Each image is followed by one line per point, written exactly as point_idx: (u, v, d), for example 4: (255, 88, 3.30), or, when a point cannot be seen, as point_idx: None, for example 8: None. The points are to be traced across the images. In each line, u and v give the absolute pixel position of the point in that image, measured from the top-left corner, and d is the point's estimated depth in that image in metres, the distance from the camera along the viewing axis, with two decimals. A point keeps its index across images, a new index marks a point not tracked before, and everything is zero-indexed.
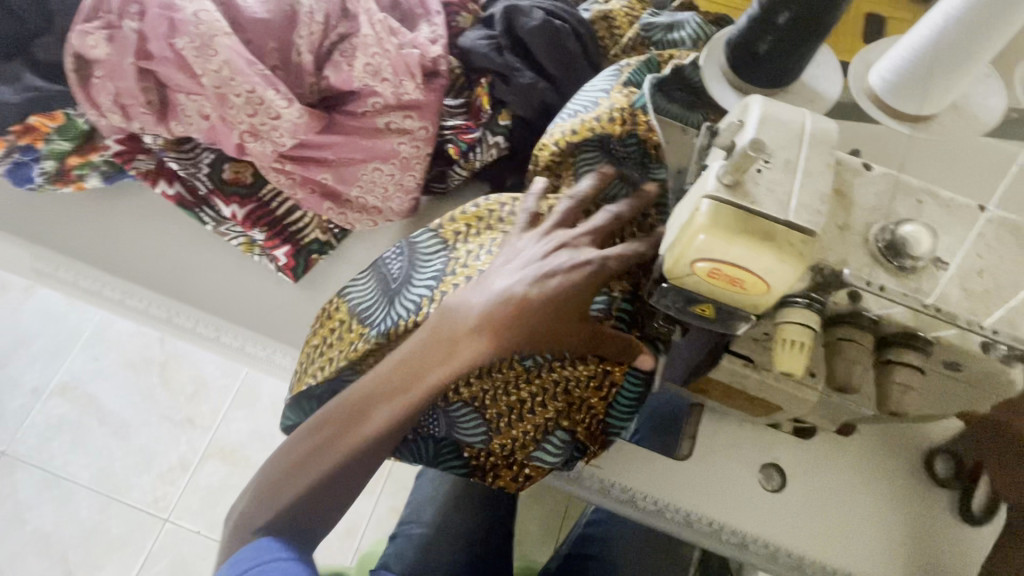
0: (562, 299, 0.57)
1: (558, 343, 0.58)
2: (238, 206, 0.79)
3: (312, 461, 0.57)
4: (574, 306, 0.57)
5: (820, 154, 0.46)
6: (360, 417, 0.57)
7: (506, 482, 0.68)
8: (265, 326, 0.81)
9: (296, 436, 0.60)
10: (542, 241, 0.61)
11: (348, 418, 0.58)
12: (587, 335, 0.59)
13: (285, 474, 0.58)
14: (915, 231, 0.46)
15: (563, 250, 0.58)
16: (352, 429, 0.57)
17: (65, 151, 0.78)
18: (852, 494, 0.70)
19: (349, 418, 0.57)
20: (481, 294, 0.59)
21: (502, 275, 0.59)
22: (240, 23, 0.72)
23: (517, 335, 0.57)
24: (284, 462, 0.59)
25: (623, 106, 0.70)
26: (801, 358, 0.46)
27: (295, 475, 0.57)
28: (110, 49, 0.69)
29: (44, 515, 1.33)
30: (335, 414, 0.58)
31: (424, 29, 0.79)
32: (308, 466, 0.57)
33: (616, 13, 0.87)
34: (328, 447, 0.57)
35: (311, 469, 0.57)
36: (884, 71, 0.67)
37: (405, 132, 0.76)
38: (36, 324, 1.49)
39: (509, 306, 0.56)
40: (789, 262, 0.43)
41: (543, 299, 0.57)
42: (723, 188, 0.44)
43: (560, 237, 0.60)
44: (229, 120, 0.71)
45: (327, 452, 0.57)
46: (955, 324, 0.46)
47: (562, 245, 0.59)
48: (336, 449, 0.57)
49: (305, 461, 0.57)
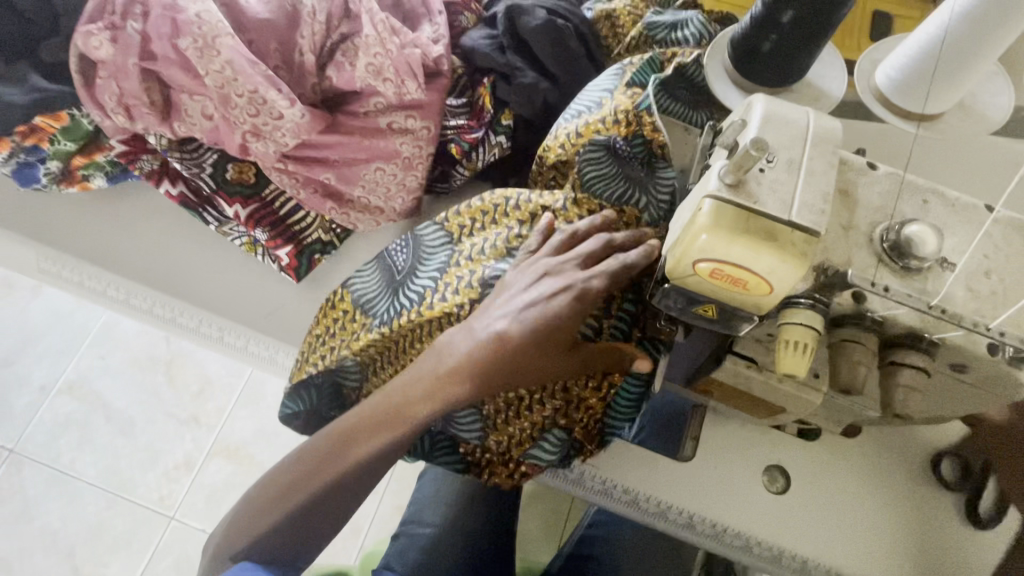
0: (549, 329, 0.54)
1: (547, 371, 0.57)
2: (240, 207, 0.79)
3: (293, 493, 0.57)
4: (565, 333, 0.55)
5: (824, 153, 0.46)
6: (341, 458, 0.56)
7: (502, 478, 0.69)
8: (268, 325, 0.81)
9: (285, 462, 0.60)
10: (529, 269, 0.58)
11: (329, 455, 0.57)
12: (574, 363, 0.58)
13: (269, 501, 0.58)
14: (919, 231, 0.46)
15: (546, 278, 0.56)
16: (332, 468, 0.56)
17: (70, 151, 0.79)
18: (855, 498, 0.70)
19: (330, 456, 0.57)
20: (467, 335, 0.56)
21: (489, 316, 0.56)
22: (243, 24, 0.72)
23: (502, 372, 0.55)
24: (271, 487, 0.59)
25: (628, 108, 0.68)
26: (804, 360, 0.46)
27: (281, 502, 0.57)
28: (113, 50, 0.69)
29: (51, 513, 1.34)
30: (317, 446, 0.58)
31: (427, 29, 0.79)
32: (290, 497, 0.57)
33: (620, 12, 0.86)
34: (309, 481, 0.57)
35: (293, 500, 0.57)
36: (890, 70, 0.66)
37: (407, 131, 0.76)
38: (43, 323, 1.50)
39: (492, 354, 0.54)
40: (792, 262, 0.42)
41: (529, 343, 0.54)
42: (724, 188, 0.43)
43: (544, 264, 0.58)
44: (232, 121, 0.72)
45: (308, 486, 0.57)
46: (961, 326, 0.45)
47: (546, 273, 0.57)
48: (316, 483, 0.56)
49: (286, 491, 0.57)
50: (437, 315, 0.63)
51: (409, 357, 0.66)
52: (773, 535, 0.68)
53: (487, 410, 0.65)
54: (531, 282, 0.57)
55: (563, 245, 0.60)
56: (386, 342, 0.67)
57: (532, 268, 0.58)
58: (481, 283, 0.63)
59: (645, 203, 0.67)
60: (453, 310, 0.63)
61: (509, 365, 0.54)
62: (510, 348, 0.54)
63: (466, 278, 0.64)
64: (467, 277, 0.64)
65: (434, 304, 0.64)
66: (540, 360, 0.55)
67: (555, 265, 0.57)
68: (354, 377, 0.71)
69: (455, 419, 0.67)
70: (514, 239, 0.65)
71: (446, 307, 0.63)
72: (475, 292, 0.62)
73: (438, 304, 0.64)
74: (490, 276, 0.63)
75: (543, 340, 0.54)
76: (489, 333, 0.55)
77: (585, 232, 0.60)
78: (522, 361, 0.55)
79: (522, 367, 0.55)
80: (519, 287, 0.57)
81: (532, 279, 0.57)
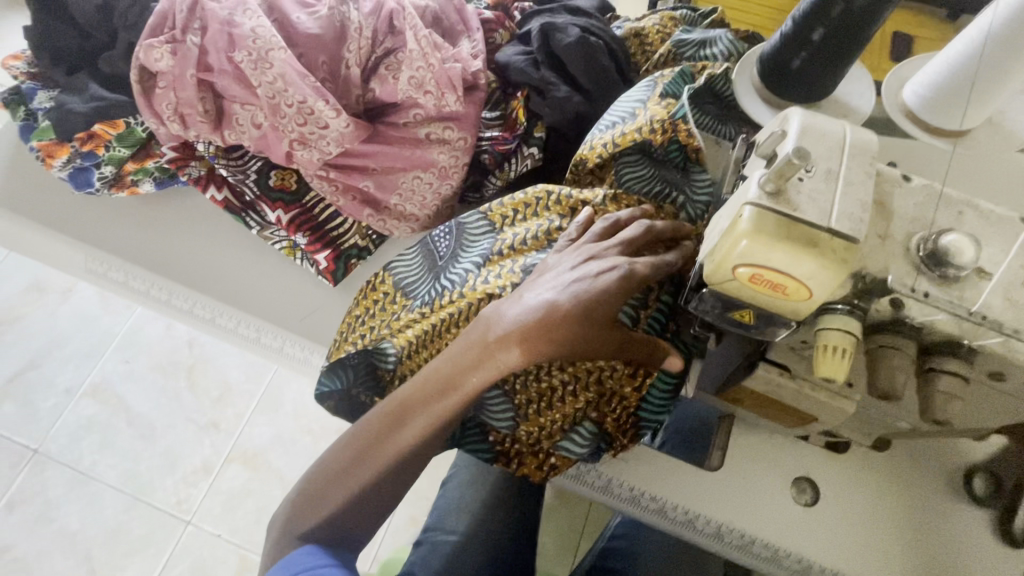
0: (592, 306, 0.55)
1: (589, 354, 0.57)
2: (282, 212, 0.82)
3: (349, 473, 0.59)
4: (607, 311, 0.56)
5: (861, 164, 0.47)
6: (394, 433, 0.58)
7: (530, 471, 0.68)
8: (303, 326, 0.84)
9: (338, 444, 0.61)
10: (574, 254, 0.60)
11: (382, 433, 0.58)
12: (617, 342, 0.57)
13: (326, 483, 0.60)
14: (957, 240, 0.47)
15: (594, 260, 0.58)
16: (386, 444, 0.58)
17: (123, 157, 0.82)
18: (885, 516, 0.70)
19: (383, 432, 0.58)
20: (514, 306, 0.57)
21: (537, 288, 0.58)
22: (294, 38, 0.75)
23: (547, 347, 0.56)
24: (327, 468, 0.60)
25: (663, 117, 0.68)
26: (842, 364, 0.47)
27: (338, 483, 0.59)
28: (173, 63, 0.72)
29: (71, 514, 1.36)
30: (369, 425, 0.59)
31: (465, 45, 0.82)
32: (347, 477, 0.59)
33: (648, 30, 0.91)
34: (365, 460, 0.58)
35: (350, 480, 0.59)
36: (918, 85, 0.69)
37: (445, 142, 0.79)
38: (72, 327, 1.54)
39: (540, 324, 0.55)
40: (831, 268, 0.44)
41: (576, 315, 0.55)
42: (765, 196, 0.45)
43: (590, 249, 0.60)
44: (280, 129, 0.75)
45: (364, 463, 0.58)
46: (1000, 332, 0.45)
47: (592, 257, 0.59)
48: (372, 461, 0.58)
49: (343, 472, 0.59)
50: (478, 296, 0.65)
51: (442, 341, 0.66)
52: (802, 545, 0.68)
53: (518, 400, 0.65)
54: (577, 262, 0.59)
55: (605, 233, 0.62)
56: (425, 326, 0.67)
57: (576, 252, 0.60)
58: (523, 270, 0.65)
59: (682, 202, 0.69)
60: (494, 290, 0.64)
61: (557, 336, 0.55)
62: (559, 318, 0.55)
63: (508, 266, 0.66)
64: (510, 265, 0.66)
65: (477, 286, 0.66)
66: (585, 333, 0.56)
67: (600, 249, 0.59)
68: (390, 361, 0.69)
69: (485, 406, 0.67)
70: (555, 232, 0.67)
71: (488, 288, 0.65)
72: (516, 277, 0.64)
73: (480, 286, 0.65)
74: (530, 264, 0.65)
75: (587, 314, 0.55)
76: (539, 301, 0.56)
77: (626, 221, 0.63)
78: (569, 334, 0.55)
79: (566, 337, 0.55)
80: (565, 267, 0.59)
81: (580, 260, 0.59)
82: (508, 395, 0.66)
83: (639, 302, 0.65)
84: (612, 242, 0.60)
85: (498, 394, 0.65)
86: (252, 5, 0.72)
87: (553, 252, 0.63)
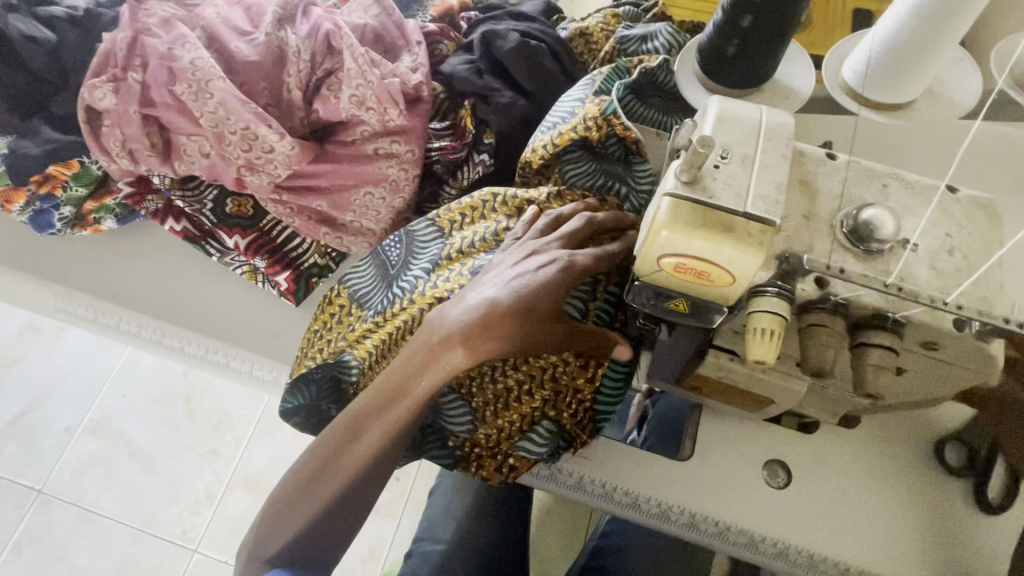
0: (532, 301, 0.56)
1: (536, 348, 0.58)
2: (240, 237, 0.84)
3: (313, 488, 0.59)
4: (547, 305, 0.57)
5: (776, 147, 0.48)
6: (352, 444, 0.59)
7: (489, 474, 0.68)
8: (272, 349, 0.85)
9: (299, 461, 0.61)
10: (515, 251, 0.61)
11: (340, 445, 0.59)
12: (563, 335, 0.58)
13: (291, 500, 0.60)
14: (876, 214, 0.47)
15: (535, 255, 0.59)
16: (345, 456, 0.59)
17: (81, 196, 0.84)
18: (858, 492, 0.69)
19: (341, 445, 0.59)
20: (457, 307, 0.58)
21: (479, 287, 0.58)
22: (234, 67, 0.76)
23: (492, 345, 0.56)
24: (291, 487, 0.60)
25: (596, 114, 0.69)
26: (772, 347, 0.46)
27: (303, 499, 0.60)
28: (116, 100, 0.74)
29: (79, 551, 1.37)
30: (328, 439, 0.60)
31: (406, 59, 0.83)
32: (310, 492, 0.59)
33: (592, 30, 0.91)
34: (326, 474, 0.59)
35: (314, 495, 0.59)
36: (856, 64, 0.69)
37: (393, 156, 0.81)
38: (67, 366, 1.55)
39: (481, 322, 0.56)
40: (750, 251, 0.44)
41: (516, 311, 0.56)
42: (681, 186, 0.46)
43: (531, 245, 0.61)
44: (228, 157, 0.76)
45: (326, 478, 0.59)
46: (920, 302, 0.46)
47: (533, 252, 0.60)
48: (334, 475, 0.59)
49: (306, 489, 0.59)
50: (428, 301, 0.65)
51: (397, 349, 0.67)
52: (775, 528, 0.67)
53: (475, 403, 0.67)
54: (519, 259, 0.60)
55: (547, 228, 0.63)
56: (380, 336, 0.68)
57: (518, 249, 0.61)
58: (471, 272, 0.65)
59: (625, 192, 0.72)
60: (444, 293, 0.65)
61: (498, 333, 0.56)
62: (500, 313, 0.56)
63: (457, 270, 0.67)
64: (459, 268, 0.67)
65: (426, 290, 0.66)
66: (527, 327, 0.56)
67: (541, 245, 0.60)
68: (353, 372, 0.70)
69: (443, 410, 0.68)
70: (502, 232, 0.68)
71: (437, 293, 0.65)
72: (465, 279, 0.65)
73: (430, 290, 0.66)
74: (478, 265, 0.65)
75: (528, 309, 0.56)
76: (480, 300, 0.57)
77: (568, 216, 0.64)
78: (511, 330, 0.56)
79: (509, 334, 0.56)
80: (507, 264, 0.60)
81: (521, 257, 0.60)
82: (464, 398, 0.67)
83: (588, 290, 0.67)
84: (552, 236, 0.60)
85: (454, 397, 0.67)
86: (191, 39, 0.74)
87: (498, 251, 0.64)
